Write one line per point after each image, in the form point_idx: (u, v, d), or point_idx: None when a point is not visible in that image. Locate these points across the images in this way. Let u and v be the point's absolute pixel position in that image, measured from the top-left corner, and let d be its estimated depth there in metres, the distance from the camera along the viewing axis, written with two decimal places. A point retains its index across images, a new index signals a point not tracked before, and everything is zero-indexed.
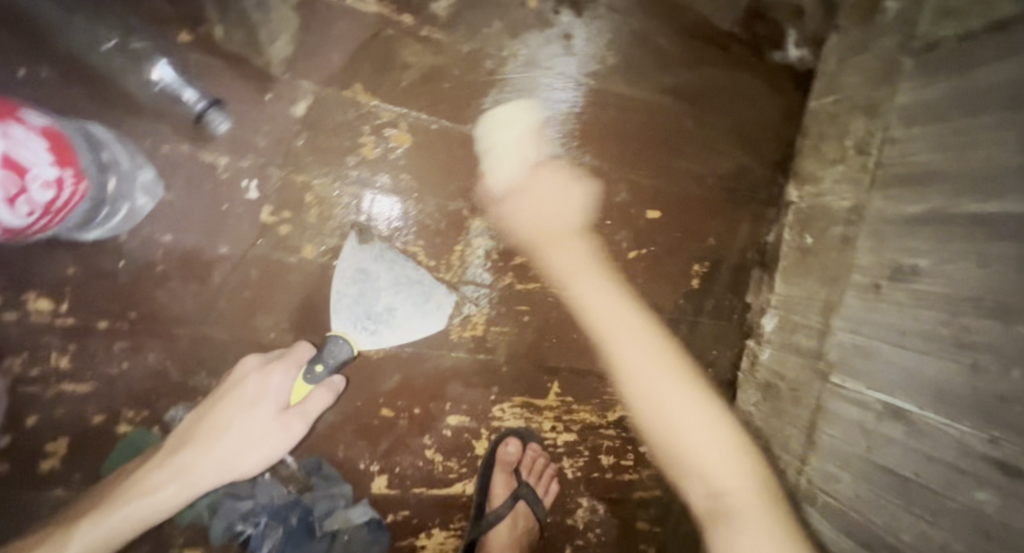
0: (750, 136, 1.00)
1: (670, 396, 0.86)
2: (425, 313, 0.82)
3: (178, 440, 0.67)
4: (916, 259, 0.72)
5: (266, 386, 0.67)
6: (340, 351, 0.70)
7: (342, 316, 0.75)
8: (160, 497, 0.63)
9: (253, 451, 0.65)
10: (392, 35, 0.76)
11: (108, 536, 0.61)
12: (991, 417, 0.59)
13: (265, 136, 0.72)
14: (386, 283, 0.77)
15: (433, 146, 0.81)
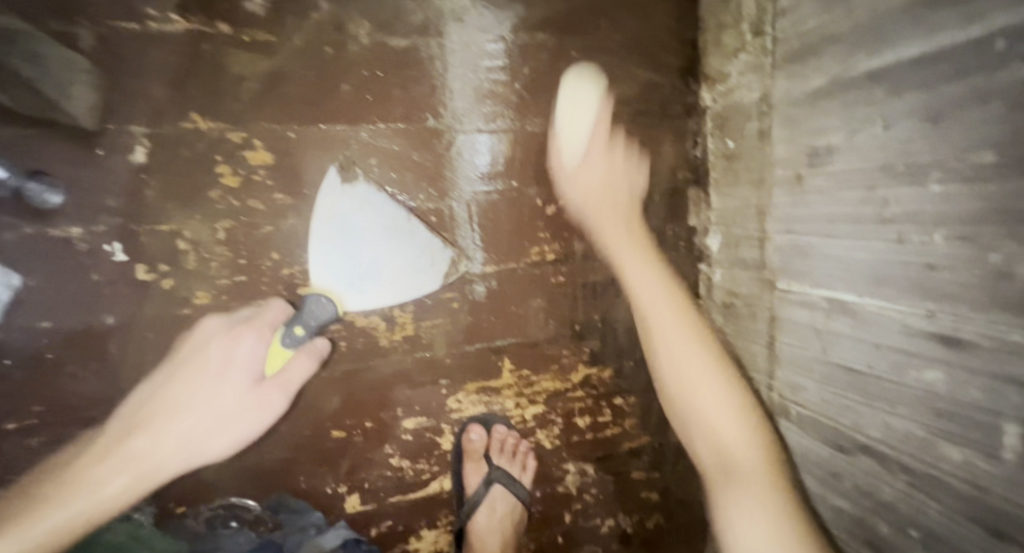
0: (647, 49, 0.91)
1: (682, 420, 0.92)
2: (417, 271, 0.77)
3: (134, 421, 0.67)
4: (827, 136, 0.65)
5: (230, 353, 0.68)
6: (322, 312, 0.69)
7: (327, 268, 0.72)
8: (112, 488, 0.63)
9: (223, 429, 0.67)
10: (212, 49, 0.70)
11: (55, 530, 0.60)
12: (927, 289, 0.53)
13: (111, 194, 0.68)
14: (374, 230, 0.73)
15: (298, 156, 0.76)
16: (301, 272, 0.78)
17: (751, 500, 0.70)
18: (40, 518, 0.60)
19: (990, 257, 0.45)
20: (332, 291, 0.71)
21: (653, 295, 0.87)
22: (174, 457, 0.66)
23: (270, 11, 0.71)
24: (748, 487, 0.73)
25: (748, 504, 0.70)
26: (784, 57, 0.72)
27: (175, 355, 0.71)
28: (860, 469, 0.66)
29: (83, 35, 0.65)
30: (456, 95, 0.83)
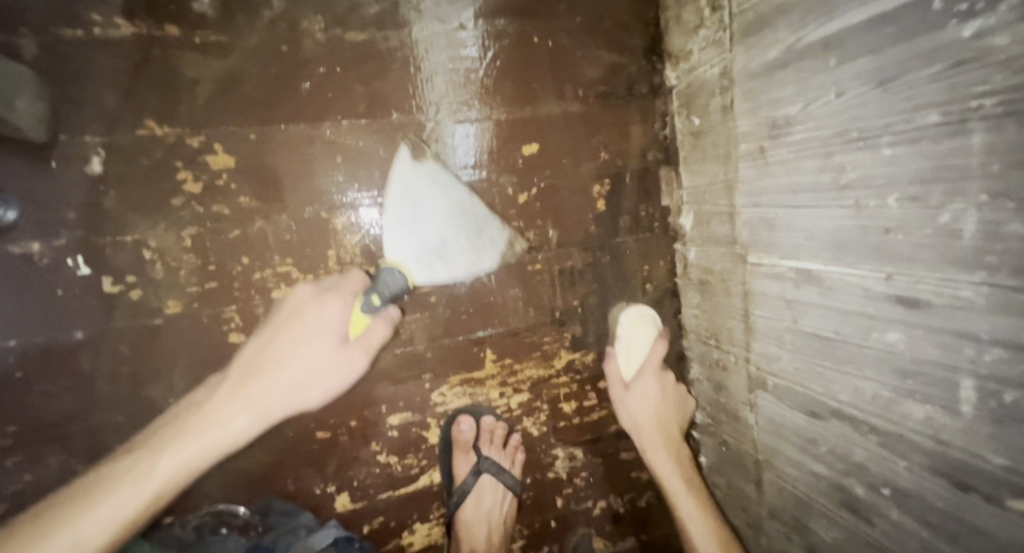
0: (609, 30, 0.91)
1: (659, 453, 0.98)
2: (478, 249, 0.77)
3: (240, 374, 0.70)
4: (784, 107, 0.65)
5: (323, 314, 0.71)
6: (393, 282, 0.71)
7: (399, 244, 0.74)
8: (234, 427, 0.66)
9: (319, 383, 0.71)
10: (164, 53, 0.69)
11: (193, 459, 0.64)
12: (886, 252, 0.54)
13: (70, 208, 0.67)
14: (441, 207, 0.75)
15: (261, 157, 0.75)
16: (272, 275, 0.77)
17: None
18: (179, 449, 0.63)
19: (942, 217, 0.47)
20: (403, 263, 0.72)
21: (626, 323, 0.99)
22: (278, 407, 0.69)
23: (220, 11, 0.70)
24: None
25: None
26: (741, 30, 0.72)
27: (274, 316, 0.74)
28: (834, 434, 0.67)
29: (28, 46, 0.64)
30: (433, 84, 0.83)
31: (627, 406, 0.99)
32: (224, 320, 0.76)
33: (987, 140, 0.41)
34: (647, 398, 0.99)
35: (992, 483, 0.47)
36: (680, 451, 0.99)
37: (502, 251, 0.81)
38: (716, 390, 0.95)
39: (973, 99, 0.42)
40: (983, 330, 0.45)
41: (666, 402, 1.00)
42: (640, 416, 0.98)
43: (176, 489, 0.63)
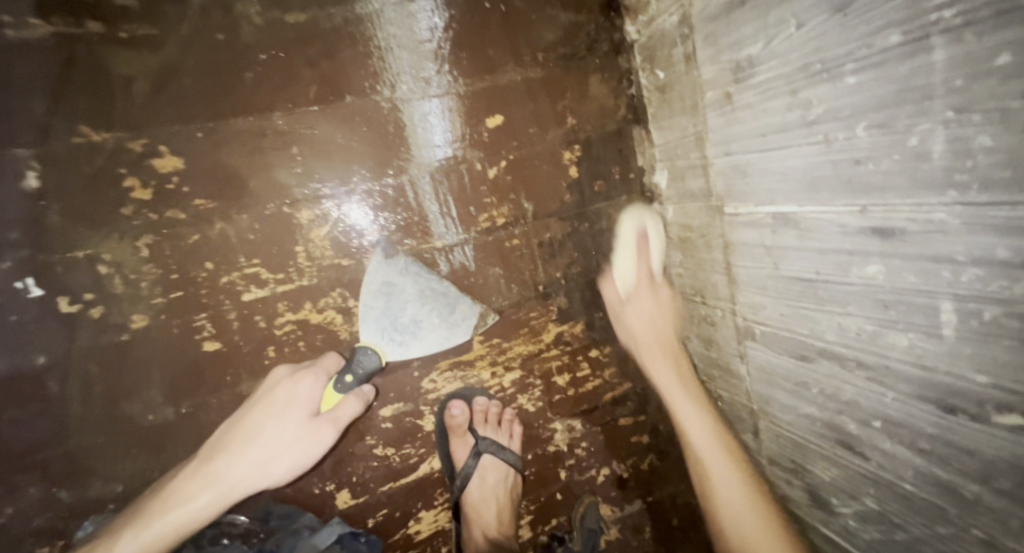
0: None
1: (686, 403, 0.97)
2: (451, 325, 0.80)
3: (210, 450, 0.71)
4: (746, 47, 0.63)
5: (295, 390, 0.73)
6: (368, 362, 0.75)
7: (371, 324, 0.78)
8: (195, 505, 0.67)
9: (284, 456, 0.71)
10: (89, 52, 0.65)
11: (153, 539, 0.65)
12: (857, 184, 0.53)
13: (13, 227, 0.64)
14: (412, 293, 0.78)
15: (211, 156, 0.71)
16: (240, 277, 0.74)
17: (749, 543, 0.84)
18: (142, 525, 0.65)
19: (909, 141, 0.46)
20: (377, 344, 0.77)
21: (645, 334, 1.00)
22: (244, 481, 0.70)
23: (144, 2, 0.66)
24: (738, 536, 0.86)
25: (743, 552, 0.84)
26: None
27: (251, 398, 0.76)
28: (824, 374, 0.67)
29: None
30: (386, 60, 0.79)
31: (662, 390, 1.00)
32: (196, 329, 0.73)
33: (948, 54, 0.40)
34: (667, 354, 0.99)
35: (977, 402, 0.47)
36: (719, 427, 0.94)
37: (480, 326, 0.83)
38: (707, 345, 0.95)
39: (932, 12, 0.40)
40: (959, 252, 0.44)
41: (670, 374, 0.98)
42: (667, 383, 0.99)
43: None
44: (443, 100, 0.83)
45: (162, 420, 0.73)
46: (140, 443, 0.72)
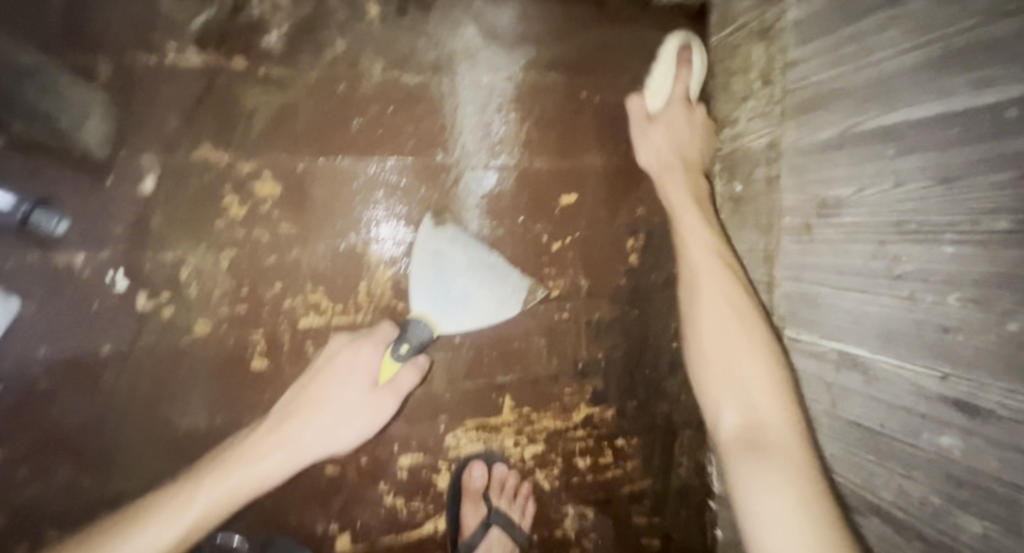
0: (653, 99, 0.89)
1: (698, 239, 0.82)
2: (503, 298, 0.76)
3: (280, 414, 0.71)
4: (836, 188, 0.64)
5: (357, 358, 0.73)
6: (420, 332, 0.72)
7: (422, 293, 0.74)
8: (270, 464, 0.67)
9: (350, 423, 0.71)
10: (229, 82, 0.71)
11: (230, 495, 0.64)
12: (941, 351, 0.52)
13: (118, 223, 0.68)
14: (465, 259, 0.75)
15: (306, 187, 0.76)
16: (302, 303, 0.77)
17: (779, 469, 0.60)
18: (223, 478, 0.64)
19: (1008, 326, 0.44)
20: (428, 313, 0.72)
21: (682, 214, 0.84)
22: (315, 443, 0.70)
23: (286, 47, 0.73)
24: (781, 461, 0.61)
25: (765, 477, 0.59)
26: (792, 107, 0.72)
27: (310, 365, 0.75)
28: (874, 532, 0.63)
29: (101, 67, 0.66)
30: (468, 125, 0.83)
31: (651, 142, 0.88)
32: (250, 344, 0.76)
33: None
34: (672, 129, 0.88)
35: None
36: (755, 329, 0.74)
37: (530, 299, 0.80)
38: None
39: None
40: None
41: (685, 195, 0.85)
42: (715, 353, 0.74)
43: (212, 523, 0.63)
44: (525, 171, 0.87)
45: (197, 427, 0.74)
46: (170, 445, 0.73)
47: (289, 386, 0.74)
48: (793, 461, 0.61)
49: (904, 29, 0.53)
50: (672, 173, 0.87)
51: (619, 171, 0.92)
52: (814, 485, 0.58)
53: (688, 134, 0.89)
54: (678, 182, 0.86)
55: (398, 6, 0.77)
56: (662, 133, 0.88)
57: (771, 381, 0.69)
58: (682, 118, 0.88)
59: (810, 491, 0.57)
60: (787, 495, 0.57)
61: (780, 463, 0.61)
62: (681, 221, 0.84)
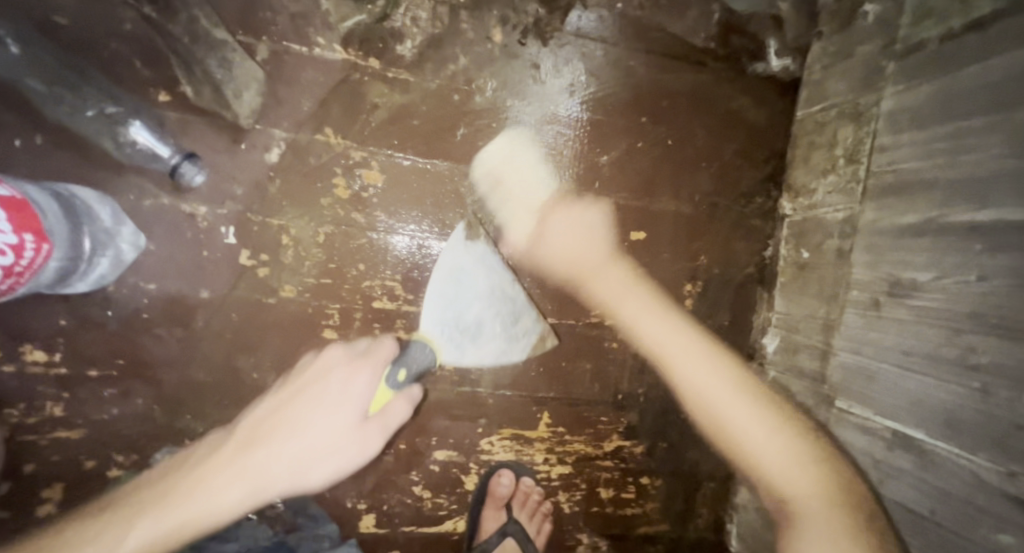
0: (602, 236, 0.92)
1: (651, 316, 0.93)
2: (511, 338, 0.76)
3: (246, 438, 0.67)
4: (914, 272, 0.66)
5: (349, 384, 0.66)
6: (421, 358, 0.67)
7: (436, 313, 0.72)
8: (227, 498, 0.62)
9: (325, 458, 0.65)
10: (360, 79, 0.79)
11: (179, 525, 0.61)
12: (1010, 448, 0.52)
13: (241, 184, 0.75)
14: (484, 287, 0.73)
15: (405, 181, 0.82)
16: (379, 286, 0.83)
17: (820, 530, 0.71)
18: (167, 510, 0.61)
19: None
20: (434, 340, 0.70)
21: (620, 290, 0.92)
22: (279, 475, 0.65)
23: (415, 56, 0.80)
24: (812, 521, 0.73)
25: (822, 540, 0.70)
26: (875, 188, 0.76)
27: (296, 380, 0.71)
28: None
29: (258, 47, 0.74)
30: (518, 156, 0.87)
31: (549, 244, 0.88)
32: (326, 315, 0.81)
33: None
34: (575, 230, 0.90)
35: None
36: (720, 358, 0.91)
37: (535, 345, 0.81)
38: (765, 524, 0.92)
39: None
40: None
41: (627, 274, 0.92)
42: (691, 378, 0.90)
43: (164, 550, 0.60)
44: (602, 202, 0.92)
45: (261, 382, 0.79)
46: (237, 394, 0.78)
47: (265, 404, 0.70)
48: (832, 526, 0.69)
49: (1006, 135, 0.56)
50: (604, 271, 0.91)
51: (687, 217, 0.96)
52: (847, 515, 0.69)
53: (582, 227, 0.90)
54: (611, 279, 0.92)
55: (519, 36, 0.84)
56: (562, 241, 0.89)
57: (767, 412, 0.83)
58: (569, 214, 0.90)
59: (836, 529, 0.68)
60: (838, 542, 0.67)
61: (811, 519, 0.74)
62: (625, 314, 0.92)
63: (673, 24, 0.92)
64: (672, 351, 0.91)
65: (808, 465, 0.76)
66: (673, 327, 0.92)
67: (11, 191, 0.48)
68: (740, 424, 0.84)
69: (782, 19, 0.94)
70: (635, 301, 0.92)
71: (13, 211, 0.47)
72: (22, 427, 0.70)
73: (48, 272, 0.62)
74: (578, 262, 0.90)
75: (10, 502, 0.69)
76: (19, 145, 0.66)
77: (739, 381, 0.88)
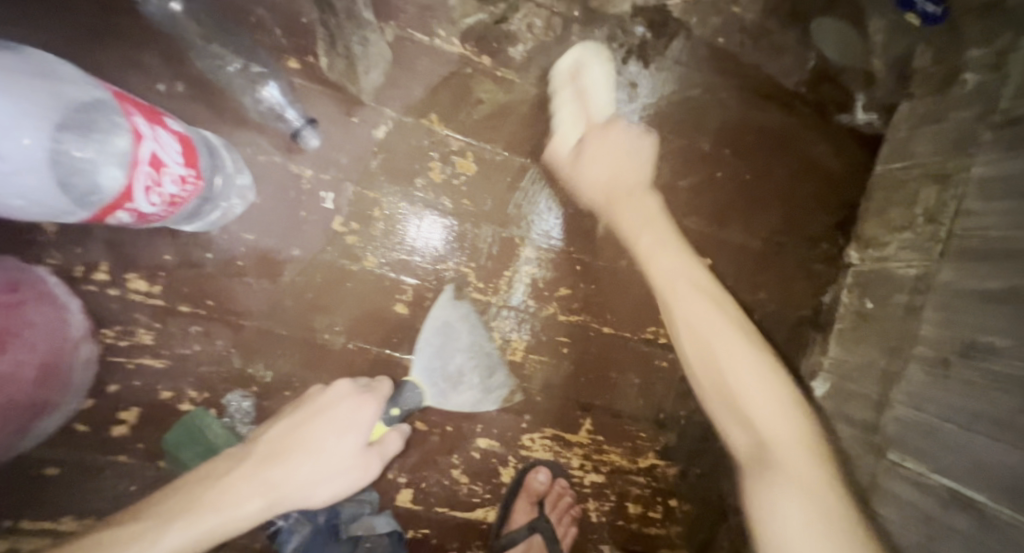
0: (631, 153, 0.86)
1: (666, 257, 0.82)
2: (485, 389, 0.85)
3: (266, 452, 0.68)
4: (991, 336, 0.66)
5: (355, 413, 0.71)
6: (411, 399, 0.73)
7: (422, 362, 0.78)
8: (247, 510, 0.62)
9: (331, 480, 0.68)
10: (471, 73, 0.83)
11: None
12: None
13: (346, 154, 0.80)
14: (463, 343, 0.84)
15: (495, 175, 0.86)
16: (454, 271, 0.86)
17: (798, 511, 0.60)
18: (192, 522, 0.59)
19: None
20: (421, 383, 0.75)
21: (609, 179, 0.84)
22: (292, 494, 0.66)
23: (524, 61, 0.85)
24: (789, 476, 0.64)
25: (783, 493, 0.63)
26: (956, 250, 0.77)
27: (307, 403, 0.73)
28: None
29: (385, 31, 0.79)
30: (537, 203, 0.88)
31: (591, 175, 0.85)
32: (400, 290, 0.84)
33: None
34: (614, 153, 0.85)
35: None
36: (728, 314, 0.79)
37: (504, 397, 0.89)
38: None
39: None
40: None
41: (639, 213, 0.84)
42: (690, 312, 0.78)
43: None
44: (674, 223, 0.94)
45: (331, 343, 0.82)
46: (308, 351, 0.82)
47: (278, 422, 0.71)
48: (811, 487, 0.63)
49: None
50: (625, 199, 0.85)
51: (754, 251, 0.97)
52: (820, 493, 0.62)
53: (619, 154, 0.85)
54: (627, 209, 0.84)
55: (622, 55, 0.88)
56: (596, 145, 0.84)
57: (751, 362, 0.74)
58: (607, 139, 0.84)
59: (811, 482, 0.63)
60: (803, 506, 0.61)
61: (803, 478, 0.64)
62: (640, 245, 0.83)
63: (768, 65, 0.94)
64: (679, 294, 0.80)
65: (794, 417, 0.70)
66: (704, 306, 0.79)
67: (182, 130, 0.58)
68: (732, 376, 0.73)
69: (875, 75, 0.97)
70: (668, 262, 0.82)
71: (186, 149, 0.56)
72: (112, 348, 0.74)
73: (187, 209, 0.67)
74: (612, 188, 0.85)
75: (90, 417, 0.73)
76: (162, 89, 0.71)
77: (752, 364, 0.74)
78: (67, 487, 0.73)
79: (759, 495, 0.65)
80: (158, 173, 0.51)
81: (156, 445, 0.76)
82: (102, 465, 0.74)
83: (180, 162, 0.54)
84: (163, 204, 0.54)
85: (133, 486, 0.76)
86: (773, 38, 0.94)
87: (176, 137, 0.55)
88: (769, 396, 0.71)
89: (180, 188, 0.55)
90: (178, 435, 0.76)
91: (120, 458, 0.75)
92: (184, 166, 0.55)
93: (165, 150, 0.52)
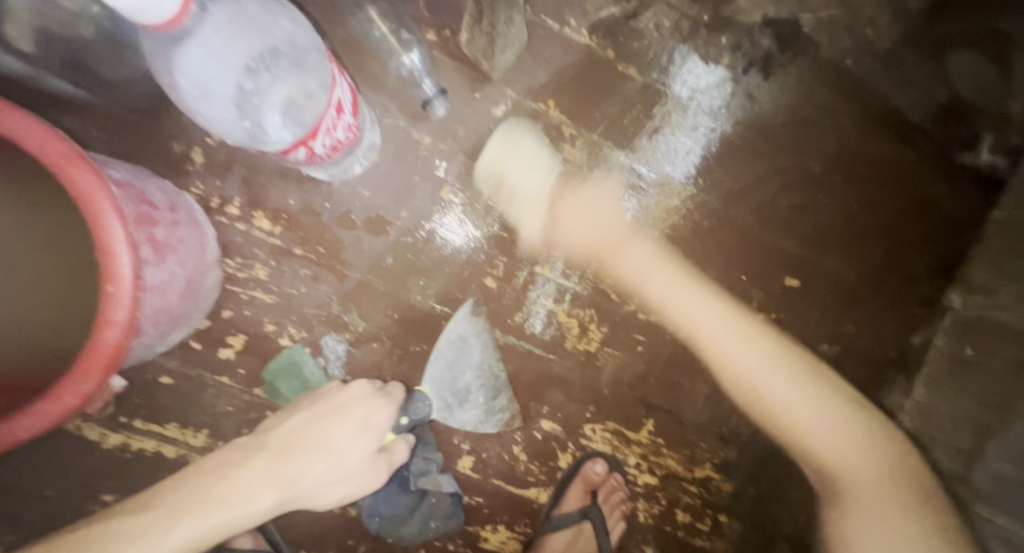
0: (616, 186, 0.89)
1: (682, 290, 0.87)
2: (489, 411, 0.86)
3: (279, 444, 0.66)
4: None
5: (373, 417, 0.69)
6: (422, 411, 0.71)
7: (433, 374, 0.81)
8: (258, 504, 0.61)
9: (340, 483, 0.66)
10: (593, 66, 0.85)
11: None
12: None
13: (465, 128, 0.83)
14: (474, 361, 0.84)
15: (598, 166, 0.88)
16: (547, 254, 0.88)
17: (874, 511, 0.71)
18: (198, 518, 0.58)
19: None
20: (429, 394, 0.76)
21: (610, 212, 0.88)
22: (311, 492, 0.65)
23: (646, 59, 0.86)
24: (863, 505, 0.72)
25: (868, 521, 0.70)
26: None
27: (323, 396, 0.71)
28: None
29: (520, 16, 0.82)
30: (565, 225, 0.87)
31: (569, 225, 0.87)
32: (492, 265, 0.87)
33: None
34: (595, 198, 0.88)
35: None
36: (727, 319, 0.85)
37: (505, 422, 0.88)
38: None
39: None
40: None
41: (640, 263, 0.88)
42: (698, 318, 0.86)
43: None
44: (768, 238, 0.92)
45: (421, 306, 0.86)
46: (402, 309, 0.85)
47: (294, 411, 0.70)
48: (880, 503, 0.71)
49: None
50: (623, 246, 0.88)
51: (847, 279, 0.95)
52: (878, 480, 0.73)
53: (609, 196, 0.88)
54: (623, 253, 0.88)
55: (744, 65, 0.88)
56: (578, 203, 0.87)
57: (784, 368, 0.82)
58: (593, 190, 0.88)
59: (888, 499, 0.71)
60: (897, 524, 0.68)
61: (860, 497, 0.73)
62: (651, 293, 0.88)
63: (892, 92, 0.92)
64: (718, 343, 0.84)
65: (813, 396, 0.79)
66: (741, 343, 0.84)
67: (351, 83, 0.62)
68: (753, 379, 0.81)
69: (1010, 118, 0.92)
70: (696, 307, 0.86)
71: (354, 100, 0.61)
72: (233, 277, 0.80)
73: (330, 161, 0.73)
74: (598, 239, 0.87)
75: (205, 336, 0.80)
76: None
77: (772, 359, 0.83)
78: (174, 396, 0.80)
79: (848, 522, 0.73)
80: (338, 117, 0.55)
81: (256, 372, 0.82)
82: (207, 382, 0.81)
83: (351, 110, 0.58)
84: (329, 148, 0.58)
85: (231, 406, 0.82)
86: (902, 65, 0.91)
87: (351, 88, 0.59)
88: (787, 374, 0.81)
89: (345, 135, 0.59)
90: (279, 365, 0.81)
91: (222, 379, 0.81)
92: (352, 115, 0.59)
93: (345, 98, 0.56)
